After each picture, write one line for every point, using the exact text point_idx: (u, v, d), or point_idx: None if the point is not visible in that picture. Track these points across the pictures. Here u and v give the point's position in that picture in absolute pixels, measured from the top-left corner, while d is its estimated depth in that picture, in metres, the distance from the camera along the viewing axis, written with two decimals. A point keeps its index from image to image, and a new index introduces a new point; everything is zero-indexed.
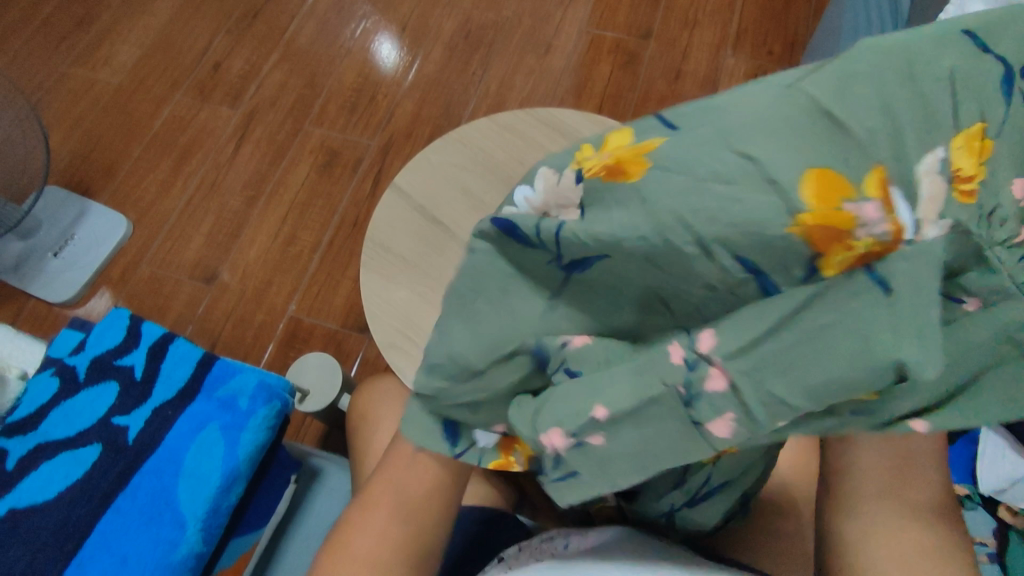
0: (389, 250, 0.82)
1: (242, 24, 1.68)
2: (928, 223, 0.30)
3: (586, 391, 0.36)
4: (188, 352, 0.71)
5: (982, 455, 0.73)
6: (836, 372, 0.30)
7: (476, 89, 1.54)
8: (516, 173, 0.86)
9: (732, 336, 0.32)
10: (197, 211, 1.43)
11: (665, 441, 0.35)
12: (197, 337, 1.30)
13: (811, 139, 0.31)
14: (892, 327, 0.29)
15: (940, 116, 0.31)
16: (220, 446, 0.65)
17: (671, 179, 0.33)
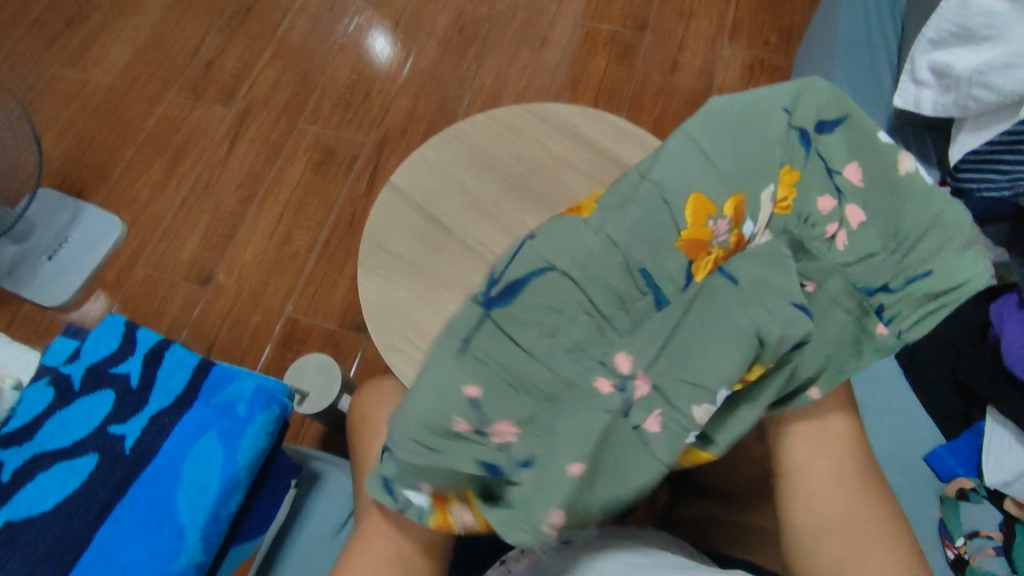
0: (387, 249, 0.81)
1: (234, 21, 1.66)
2: (758, 233, 0.51)
3: (546, 442, 0.42)
4: (184, 359, 0.70)
5: (987, 446, 0.72)
6: (726, 352, 0.45)
7: (471, 84, 1.52)
8: (513, 170, 0.85)
9: (654, 347, 0.46)
10: (192, 212, 1.42)
11: (621, 454, 0.44)
12: (194, 339, 1.29)
13: (700, 178, 0.50)
14: (765, 309, 0.46)
15: (770, 166, 0.51)
16: (219, 454, 0.65)
17: (625, 213, 0.48)
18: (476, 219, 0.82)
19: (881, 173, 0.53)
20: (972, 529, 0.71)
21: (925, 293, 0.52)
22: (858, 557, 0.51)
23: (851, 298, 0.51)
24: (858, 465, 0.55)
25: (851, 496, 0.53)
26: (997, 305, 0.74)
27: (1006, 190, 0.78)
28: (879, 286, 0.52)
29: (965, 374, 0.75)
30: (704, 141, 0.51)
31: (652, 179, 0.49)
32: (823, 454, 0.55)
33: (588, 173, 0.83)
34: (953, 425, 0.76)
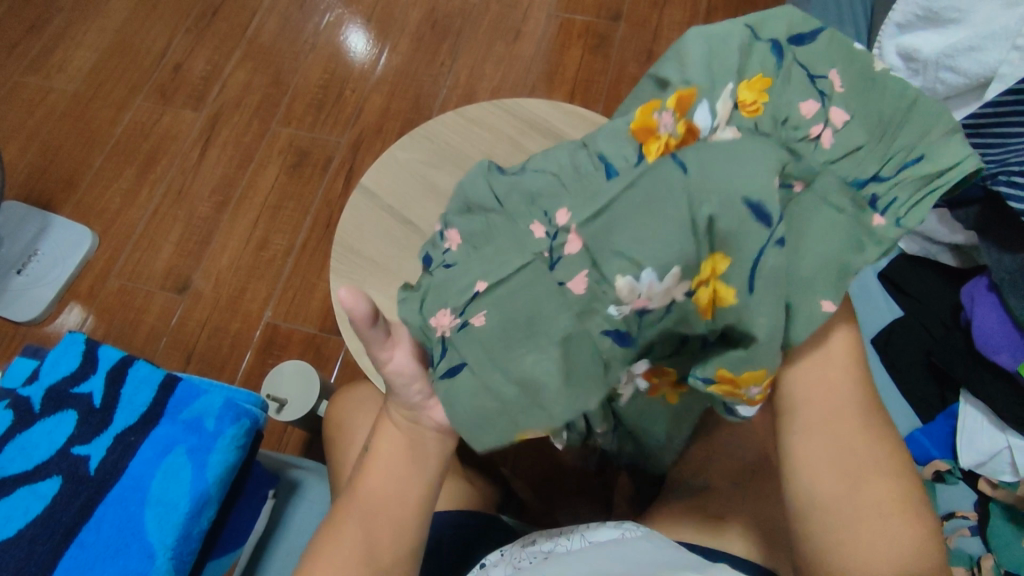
0: (359, 253, 0.80)
1: (201, 22, 1.63)
2: (719, 128, 0.48)
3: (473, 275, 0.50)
4: (150, 374, 0.69)
5: (962, 429, 0.73)
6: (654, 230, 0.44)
7: (445, 80, 1.51)
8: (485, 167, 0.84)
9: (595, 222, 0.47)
10: (165, 219, 1.40)
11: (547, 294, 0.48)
12: (172, 349, 1.27)
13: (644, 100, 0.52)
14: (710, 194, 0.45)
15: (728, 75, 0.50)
16: (188, 471, 0.65)
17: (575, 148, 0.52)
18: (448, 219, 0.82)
19: (861, 71, 0.50)
20: (949, 510, 0.74)
21: (923, 173, 0.49)
22: (854, 501, 0.50)
23: (846, 198, 0.48)
24: (853, 402, 0.52)
25: (846, 438, 0.51)
26: (969, 286, 0.75)
27: (972, 174, 0.70)
28: (868, 176, 0.50)
29: (939, 358, 0.76)
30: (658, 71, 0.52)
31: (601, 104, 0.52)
32: (818, 397, 0.52)
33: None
34: (927, 407, 0.77)
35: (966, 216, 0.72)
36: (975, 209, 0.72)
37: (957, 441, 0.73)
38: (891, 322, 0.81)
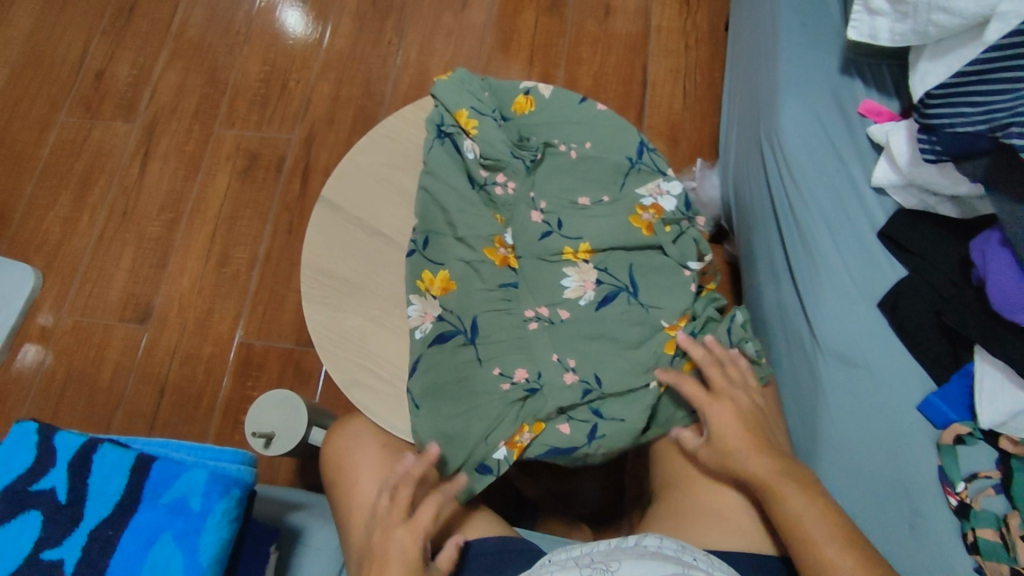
0: (331, 274, 0.74)
1: (118, 22, 1.48)
2: (693, 264, 0.73)
3: (496, 359, 0.70)
4: (119, 459, 0.53)
5: (980, 389, 0.63)
6: (607, 344, 0.69)
7: (394, 60, 1.41)
8: (461, 142, 0.78)
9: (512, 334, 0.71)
10: (114, 243, 1.30)
11: (496, 344, 0.70)
12: (143, 382, 1.19)
13: (612, 348, 0.69)
14: (606, 340, 0.69)
15: (684, 254, 0.73)
16: (178, 560, 0.50)
17: (581, 330, 0.70)
18: (426, 206, 0.75)
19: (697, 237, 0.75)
20: (971, 472, 0.64)
21: (657, 166, 0.78)
22: None
23: (677, 263, 0.73)
24: None
25: None
26: (978, 241, 0.65)
27: (983, 126, 0.59)
28: None
29: (951, 315, 0.66)
30: (635, 316, 0.70)
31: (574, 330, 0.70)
32: None
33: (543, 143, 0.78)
34: (943, 369, 0.67)
35: (974, 169, 0.62)
36: (986, 161, 0.62)
37: (975, 398, 0.63)
38: (895, 284, 0.71)
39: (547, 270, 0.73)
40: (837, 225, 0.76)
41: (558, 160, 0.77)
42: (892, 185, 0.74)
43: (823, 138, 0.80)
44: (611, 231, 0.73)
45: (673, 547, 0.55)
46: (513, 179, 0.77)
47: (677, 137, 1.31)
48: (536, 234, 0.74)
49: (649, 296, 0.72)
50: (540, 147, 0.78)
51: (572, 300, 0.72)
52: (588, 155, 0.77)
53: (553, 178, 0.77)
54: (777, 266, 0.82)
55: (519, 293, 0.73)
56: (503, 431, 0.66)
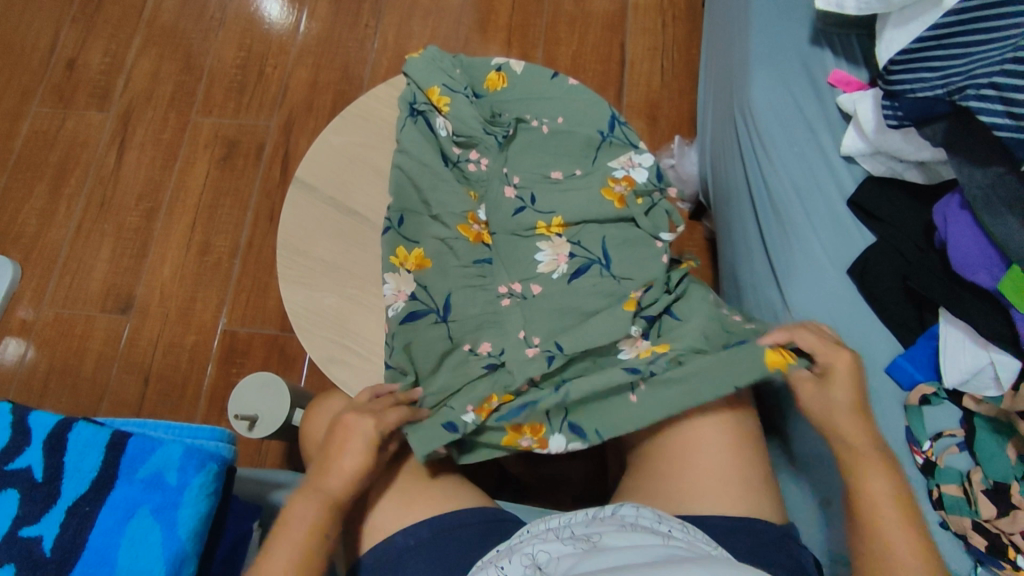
0: (307, 255, 0.74)
1: (89, 9, 1.46)
2: (666, 236, 0.75)
3: (466, 334, 0.70)
4: (95, 436, 0.53)
5: (943, 349, 0.65)
6: (575, 314, 0.69)
7: (372, 44, 1.40)
8: (433, 119, 0.79)
9: (482, 309, 0.71)
10: (93, 234, 1.29)
11: (465, 319, 0.71)
12: (127, 372, 1.19)
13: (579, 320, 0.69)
14: (574, 311, 0.69)
15: (655, 226, 0.75)
16: (157, 533, 0.51)
17: (549, 305, 0.70)
18: (399, 183, 0.75)
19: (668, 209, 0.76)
20: (936, 431, 0.66)
21: (628, 139, 0.79)
22: None
23: (649, 231, 0.74)
24: None
25: None
26: (940, 205, 0.67)
27: (940, 90, 0.60)
28: None
29: (915, 280, 0.68)
30: (604, 288, 0.70)
31: (544, 304, 0.70)
32: None
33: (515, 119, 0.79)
34: (909, 332, 0.69)
35: (933, 133, 0.63)
36: (944, 125, 0.62)
37: (939, 359, 0.65)
38: (863, 250, 0.73)
39: (520, 242, 0.74)
40: (807, 194, 0.77)
41: (530, 135, 0.79)
42: (860, 153, 0.75)
43: (791, 106, 0.81)
44: (583, 203, 0.74)
45: (652, 516, 0.56)
46: (486, 155, 0.79)
47: (655, 115, 1.31)
48: (509, 208, 0.76)
49: (622, 265, 0.72)
50: (512, 123, 0.79)
51: (545, 271, 0.73)
52: (560, 129, 0.79)
53: (526, 154, 0.78)
54: (749, 237, 0.83)
55: (493, 267, 0.74)
56: (472, 396, 0.66)
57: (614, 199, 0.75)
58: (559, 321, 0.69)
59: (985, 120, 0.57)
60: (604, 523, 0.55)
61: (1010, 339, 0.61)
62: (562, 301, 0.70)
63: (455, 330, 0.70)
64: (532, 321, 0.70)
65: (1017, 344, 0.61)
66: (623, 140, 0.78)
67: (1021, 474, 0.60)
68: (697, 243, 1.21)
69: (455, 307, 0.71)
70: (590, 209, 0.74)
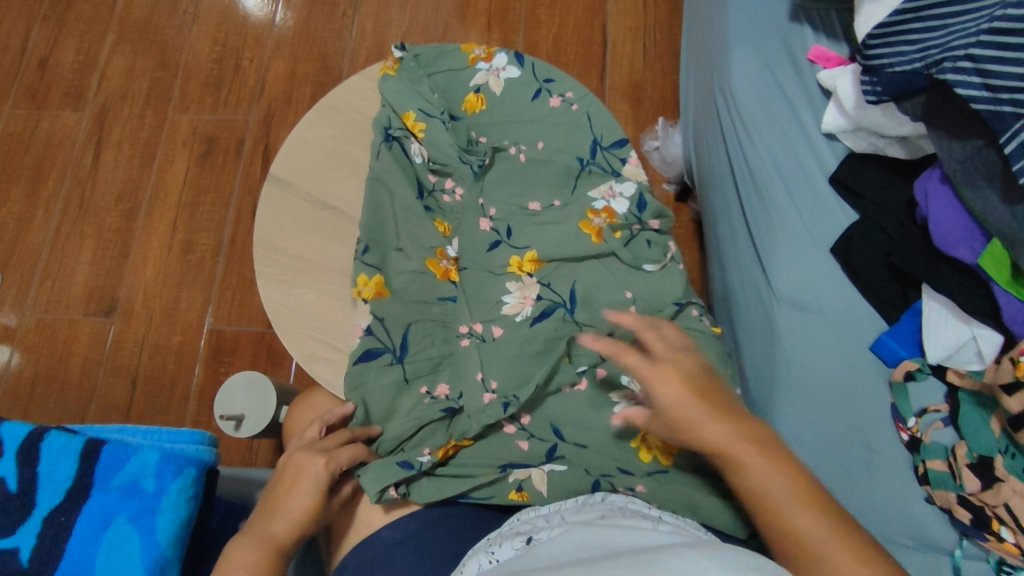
0: (284, 252, 0.73)
1: (59, 6, 1.43)
2: (648, 265, 0.73)
3: (430, 377, 0.70)
4: (68, 445, 0.52)
5: (926, 326, 0.65)
6: (537, 362, 0.69)
7: (350, 33, 1.37)
8: (408, 145, 0.77)
9: (445, 359, 0.71)
10: (73, 236, 1.27)
11: (425, 358, 0.70)
12: (113, 376, 1.18)
13: (538, 367, 0.68)
14: (536, 358, 0.69)
15: (630, 260, 0.73)
16: (135, 539, 0.51)
17: (509, 347, 0.69)
18: (370, 212, 0.73)
19: (643, 241, 0.75)
20: (921, 407, 0.66)
21: (603, 168, 0.78)
22: None
23: (630, 260, 0.73)
24: None
25: None
26: (920, 180, 0.66)
27: (918, 63, 0.59)
28: None
29: (898, 256, 0.67)
30: (564, 331, 0.70)
31: (505, 348, 0.69)
32: None
33: (493, 147, 0.78)
34: (893, 309, 0.69)
35: (912, 108, 0.62)
36: (923, 98, 0.61)
37: (923, 335, 0.65)
38: (847, 227, 0.72)
39: (489, 279, 0.73)
40: (792, 181, 0.76)
41: (507, 164, 0.78)
42: (841, 130, 0.74)
43: (779, 101, 0.79)
44: (559, 236, 0.73)
45: (641, 503, 0.58)
46: (460, 185, 0.78)
47: (639, 96, 1.30)
48: (483, 241, 0.75)
49: (590, 308, 0.71)
50: (488, 151, 0.78)
51: (509, 313, 0.72)
52: (537, 158, 0.78)
53: (502, 183, 0.77)
54: (733, 220, 0.83)
55: (458, 305, 0.73)
56: (433, 440, 0.67)
57: (591, 233, 0.73)
58: (518, 362, 0.69)
59: (961, 93, 0.56)
60: (586, 512, 0.55)
61: (991, 314, 0.61)
62: (526, 345, 0.69)
63: (417, 372, 0.70)
64: (494, 365, 0.69)
65: (997, 319, 0.60)
66: (600, 170, 0.78)
67: (1004, 447, 0.59)
68: (685, 225, 1.20)
69: (413, 347, 0.70)
70: (564, 242, 0.73)
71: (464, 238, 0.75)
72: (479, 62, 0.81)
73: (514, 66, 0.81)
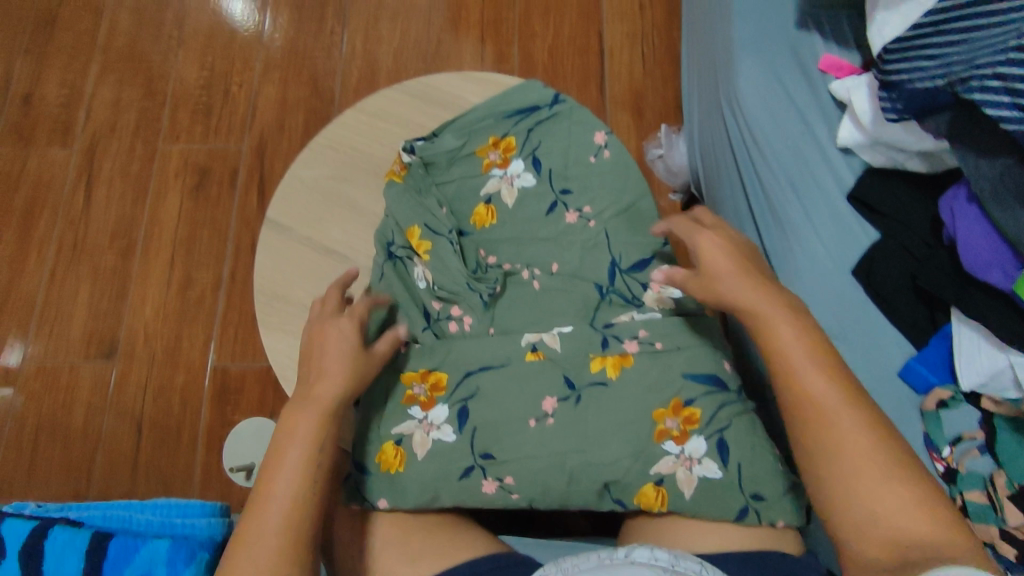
0: (287, 302, 0.70)
1: (40, 38, 1.40)
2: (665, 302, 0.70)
3: (444, 483, 0.62)
4: (73, 540, 0.51)
5: (958, 352, 0.62)
6: (557, 487, 0.62)
7: (340, 52, 1.34)
8: (410, 267, 0.70)
9: (465, 482, 0.62)
10: (69, 277, 1.25)
11: (436, 473, 0.62)
12: (119, 419, 1.15)
13: (560, 490, 0.62)
14: (555, 479, 0.62)
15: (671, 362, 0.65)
16: None
17: (530, 474, 0.62)
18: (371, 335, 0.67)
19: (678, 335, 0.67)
20: (955, 434, 0.63)
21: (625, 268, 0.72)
22: None
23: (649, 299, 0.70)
24: None
25: None
26: (945, 198, 0.64)
27: (942, 80, 0.56)
28: None
29: (925, 280, 0.65)
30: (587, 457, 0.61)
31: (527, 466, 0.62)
32: None
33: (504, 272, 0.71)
34: (921, 333, 0.66)
35: (937, 126, 0.60)
36: (948, 116, 0.59)
37: (955, 360, 0.62)
38: (867, 247, 0.70)
39: (499, 398, 0.64)
40: (805, 192, 0.74)
41: (520, 290, 0.71)
42: (857, 144, 0.71)
43: (791, 112, 0.77)
44: (571, 346, 0.66)
45: (667, 559, 0.52)
46: (469, 314, 0.69)
47: (640, 104, 1.26)
48: (493, 358, 0.66)
49: (623, 419, 0.62)
50: (499, 278, 0.71)
51: (526, 429, 0.63)
52: (553, 284, 0.70)
53: (515, 311, 0.70)
54: (748, 237, 0.80)
55: (463, 438, 0.63)
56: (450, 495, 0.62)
57: (607, 366, 0.65)
58: (531, 485, 0.62)
59: (991, 112, 0.54)
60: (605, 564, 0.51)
61: None
62: (545, 474, 0.61)
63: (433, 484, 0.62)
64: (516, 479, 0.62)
65: None
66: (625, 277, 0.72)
67: None
68: None
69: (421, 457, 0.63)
70: (579, 358, 0.66)
71: (467, 355, 0.67)
72: (493, 169, 0.74)
73: (530, 174, 0.73)
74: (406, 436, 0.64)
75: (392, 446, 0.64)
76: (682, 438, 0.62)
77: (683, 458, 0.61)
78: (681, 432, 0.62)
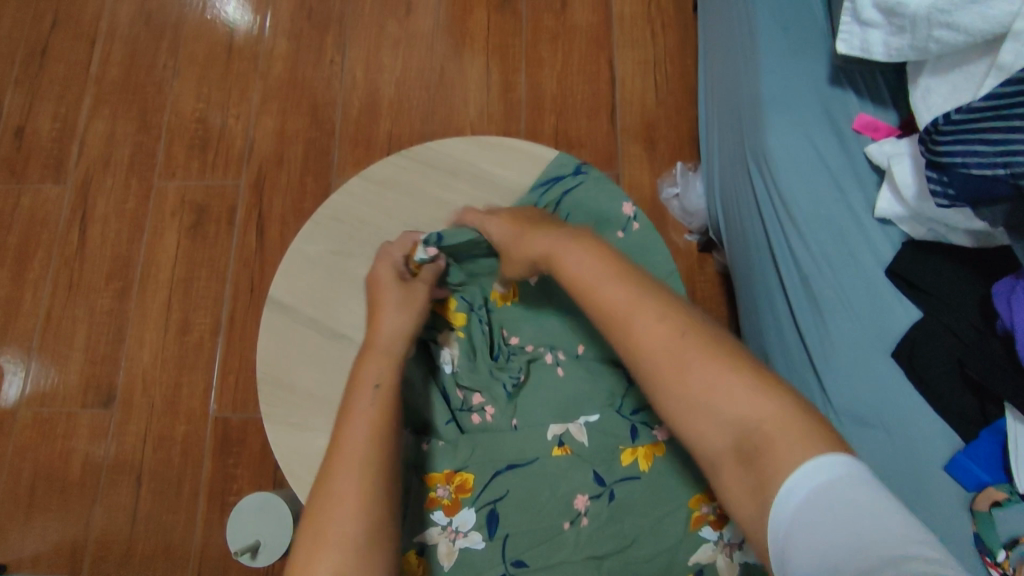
0: (291, 390, 0.66)
1: (32, 69, 1.35)
2: None
3: None
4: None
5: (1015, 453, 0.57)
6: None
7: (340, 81, 1.29)
8: (438, 350, 0.70)
9: None
10: (63, 321, 1.20)
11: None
12: (117, 472, 1.11)
13: None
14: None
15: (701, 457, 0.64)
16: None
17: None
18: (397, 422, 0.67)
19: None
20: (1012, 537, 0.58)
21: None
22: None
23: None
24: None
25: None
26: (1000, 289, 0.58)
27: (1001, 170, 0.52)
28: None
29: (974, 369, 0.60)
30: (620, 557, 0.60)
31: (563, 569, 0.60)
32: None
33: (529, 359, 0.70)
34: (969, 425, 0.61)
35: (993, 216, 0.55)
36: (1006, 208, 0.54)
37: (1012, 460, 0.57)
38: (907, 328, 0.65)
39: (528, 497, 0.63)
40: (840, 264, 0.69)
41: (544, 376, 0.69)
42: (897, 217, 0.67)
43: (826, 177, 0.72)
44: (599, 439, 0.65)
45: None
46: (492, 404, 0.68)
47: (653, 138, 1.21)
48: (520, 455, 0.65)
49: (653, 519, 0.61)
50: (523, 366, 0.70)
51: (562, 534, 0.61)
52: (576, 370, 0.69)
53: (538, 399, 0.68)
54: (778, 309, 0.75)
55: (493, 544, 0.61)
56: None
57: (638, 458, 0.64)
58: None
59: None
60: None
61: None
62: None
63: None
64: None
65: None
66: None
67: None
68: (710, 279, 1.13)
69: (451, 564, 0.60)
70: (608, 452, 0.64)
71: (492, 450, 0.65)
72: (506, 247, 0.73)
73: None
74: (430, 545, 0.61)
75: (415, 556, 0.60)
76: (718, 522, 0.61)
77: (722, 544, 0.60)
78: (717, 517, 0.61)
